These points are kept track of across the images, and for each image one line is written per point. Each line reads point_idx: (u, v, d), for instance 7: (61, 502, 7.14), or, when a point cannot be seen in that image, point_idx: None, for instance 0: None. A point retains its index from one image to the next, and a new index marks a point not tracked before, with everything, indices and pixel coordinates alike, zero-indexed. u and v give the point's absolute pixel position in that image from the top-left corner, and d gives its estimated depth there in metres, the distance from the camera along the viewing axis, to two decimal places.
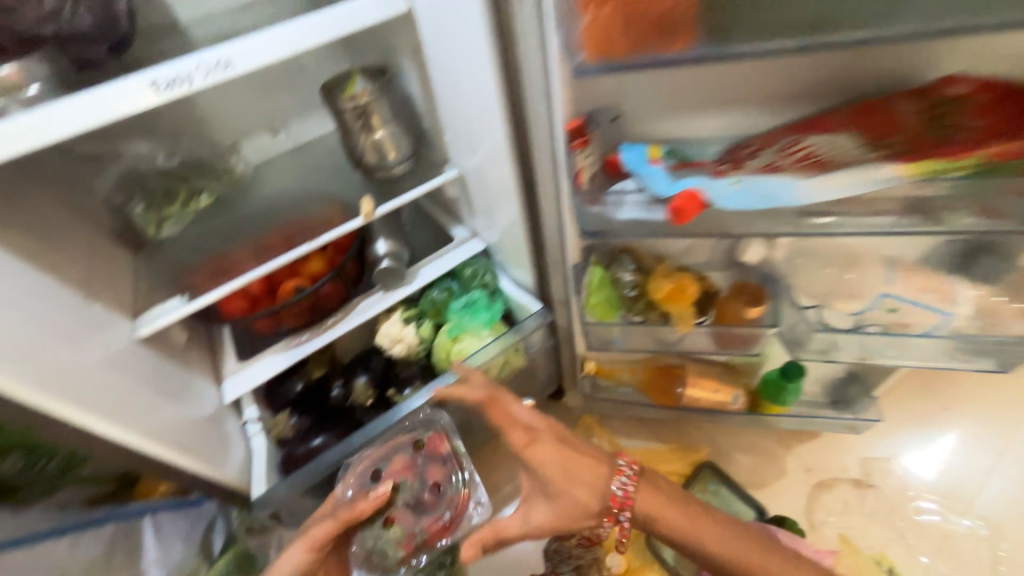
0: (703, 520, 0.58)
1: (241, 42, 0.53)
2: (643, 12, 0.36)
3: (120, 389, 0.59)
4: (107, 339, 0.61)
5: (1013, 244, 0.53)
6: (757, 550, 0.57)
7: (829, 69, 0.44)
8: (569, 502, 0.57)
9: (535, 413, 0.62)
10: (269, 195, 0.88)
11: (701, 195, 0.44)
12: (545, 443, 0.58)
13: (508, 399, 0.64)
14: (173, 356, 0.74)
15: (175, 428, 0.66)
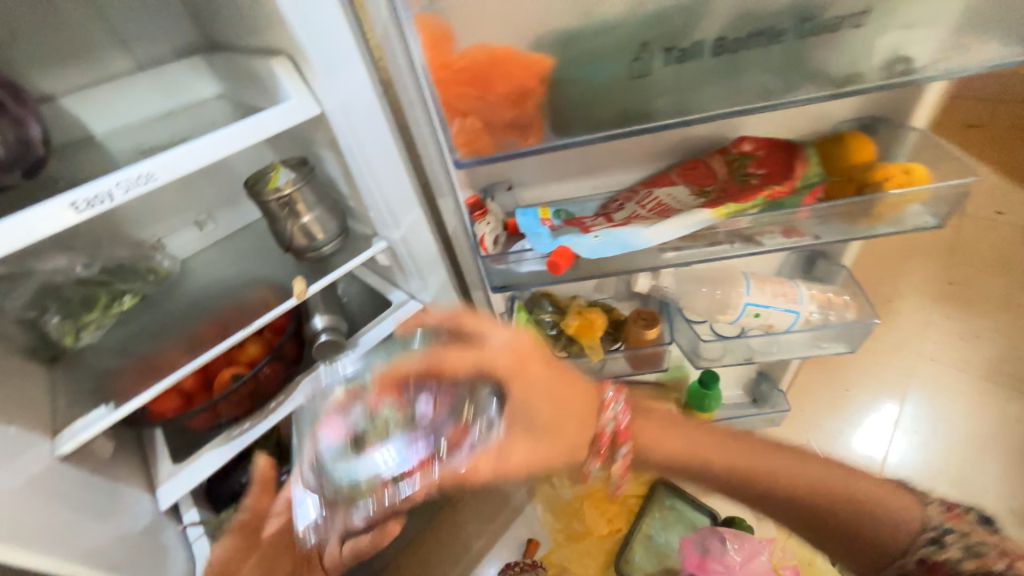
0: (701, 439, 0.60)
1: (161, 158, 0.58)
2: (497, 119, 0.44)
3: (42, 515, 0.55)
4: (24, 461, 0.58)
5: (837, 249, 0.69)
6: (756, 452, 0.59)
7: (665, 138, 0.56)
8: (558, 437, 0.53)
9: (518, 331, 0.53)
10: (200, 289, 0.90)
11: (572, 250, 0.53)
12: (536, 367, 0.52)
13: (482, 320, 0.55)
14: (100, 468, 0.70)
15: (105, 548, 0.62)
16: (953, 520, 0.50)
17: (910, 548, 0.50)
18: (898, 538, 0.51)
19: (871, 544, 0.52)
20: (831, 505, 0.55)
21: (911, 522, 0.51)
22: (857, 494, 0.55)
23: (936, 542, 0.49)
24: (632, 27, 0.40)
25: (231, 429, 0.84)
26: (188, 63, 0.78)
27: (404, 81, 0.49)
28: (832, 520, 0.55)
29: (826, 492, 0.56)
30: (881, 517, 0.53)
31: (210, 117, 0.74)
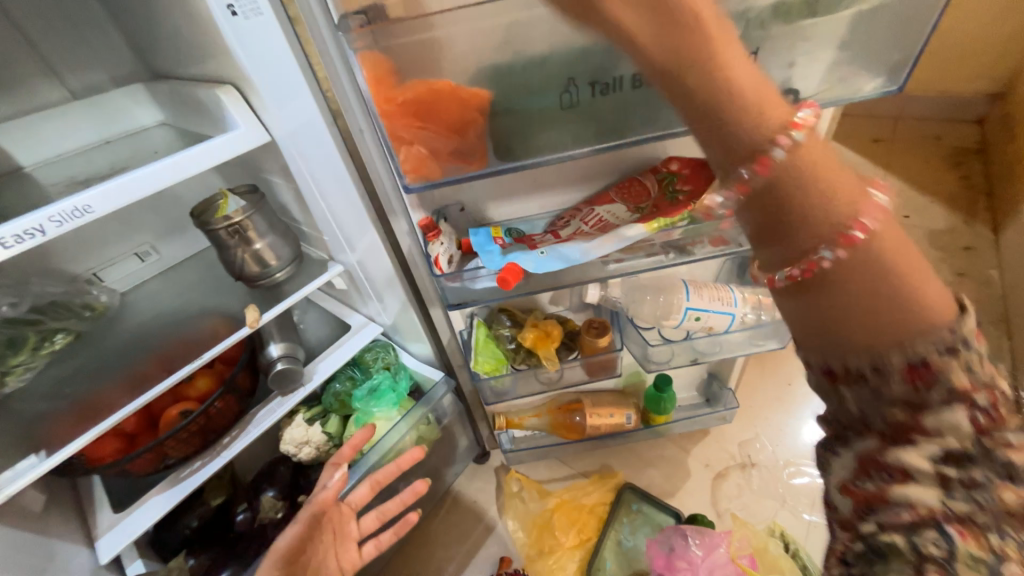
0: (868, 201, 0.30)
1: (99, 189, 0.56)
2: (441, 149, 0.46)
3: None
4: None
5: None
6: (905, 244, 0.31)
7: (603, 161, 0.60)
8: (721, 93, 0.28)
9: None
10: (144, 322, 0.86)
11: (519, 266, 0.56)
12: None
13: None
14: (29, 524, 0.64)
15: None
16: (976, 342, 0.30)
17: (923, 341, 0.29)
18: (921, 334, 0.29)
19: (914, 315, 0.29)
20: (846, 286, 0.30)
21: (942, 323, 0.29)
22: (916, 285, 0.30)
23: (952, 346, 0.29)
24: (560, 63, 0.43)
25: (181, 469, 0.81)
26: (126, 91, 0.77)
27: (352, 110, 0.51)
28: (874, 296, 0.30)
29: (885, 256, 0.29)
30: (928, 305, 0.29)
31: (152, 145, 0.73)
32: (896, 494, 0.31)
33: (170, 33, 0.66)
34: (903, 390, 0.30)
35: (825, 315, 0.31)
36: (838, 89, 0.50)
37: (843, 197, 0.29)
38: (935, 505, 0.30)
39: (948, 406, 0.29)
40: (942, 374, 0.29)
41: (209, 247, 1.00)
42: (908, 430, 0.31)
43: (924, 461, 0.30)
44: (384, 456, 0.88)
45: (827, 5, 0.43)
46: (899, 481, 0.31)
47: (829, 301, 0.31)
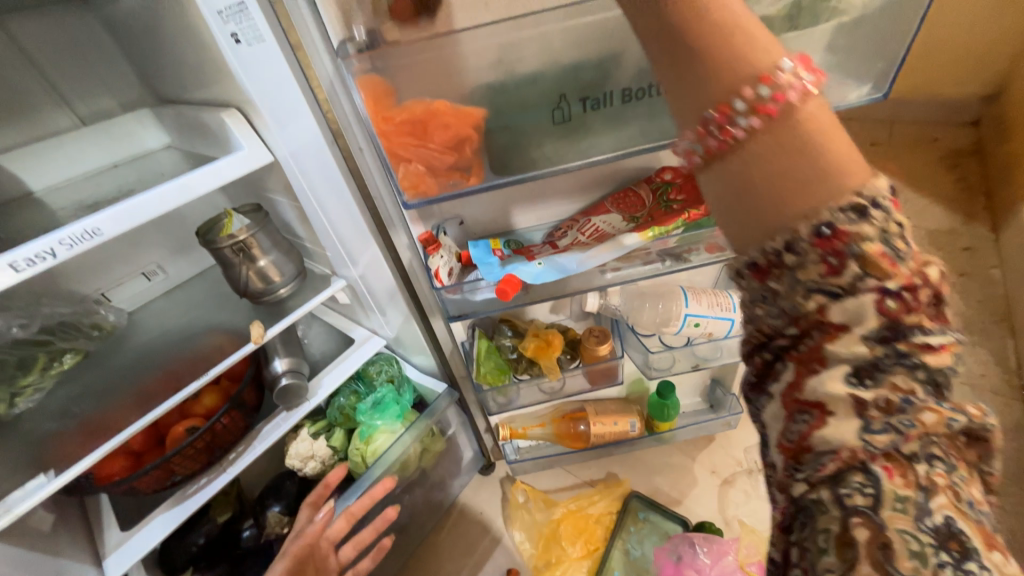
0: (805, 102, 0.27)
1: (108, 212, 0.58)
2: (440, 166, 0.48)
3: None
4: None
5: None
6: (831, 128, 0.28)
7: (599, 173, 0.62)
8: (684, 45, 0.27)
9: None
10: (151, 340, 0.88)
11: (517, 277, 0.57)
12: None
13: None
14: (37, 544, 0.65)
15: None
16: (894, 213, 0.27)
17: (833, 202, 0.26)
18: (824, 198, 0.26)
19: (824, 173, 0.26)
20: (750, 147, 0.28)
21: (854, 184, 0.26)
22: (828, 147, 0.27)
23: (865, 207, 0.26)
24: (551, 81, 0.45)
25: (188, 486, 0.81)
26: (134, 116, 0.79)
27: (353, 131, 0.53)
28: (784, 153, 0.27)
29: (793, 119, 0.27)
30: (839, 161, 0.27)
31: (158, 168, 0.75)
32: (819, 439, 0.29)
33: (176, 60, 0.68)
34: (818, 276, 0.27)
35: (736, 184, 0.29)
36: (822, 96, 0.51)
37: (757, 62, 0.27)
38: (854, 444, 0.28)
39: (857, 307, 0.27)
40: (851, 242, 0.26)
41: (213, 265, 1.02)
42: (819, 355, 0.29)
43: (840, 386, 0.28)
44: (388, 469, 0.89)
45: (807, 17, 0.44)
46: (819, 425, 0.29)
47: (738, 174, 0.28)
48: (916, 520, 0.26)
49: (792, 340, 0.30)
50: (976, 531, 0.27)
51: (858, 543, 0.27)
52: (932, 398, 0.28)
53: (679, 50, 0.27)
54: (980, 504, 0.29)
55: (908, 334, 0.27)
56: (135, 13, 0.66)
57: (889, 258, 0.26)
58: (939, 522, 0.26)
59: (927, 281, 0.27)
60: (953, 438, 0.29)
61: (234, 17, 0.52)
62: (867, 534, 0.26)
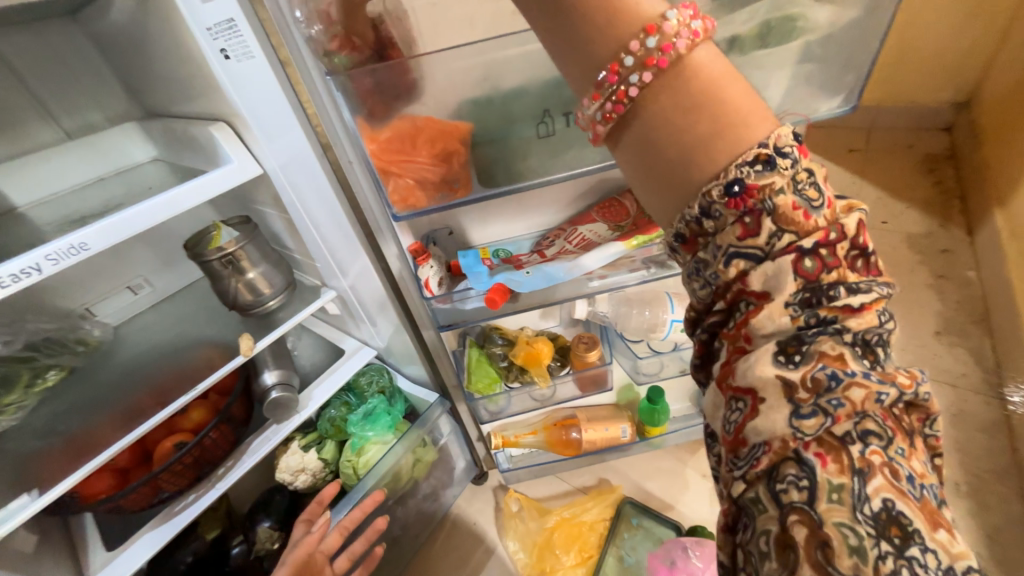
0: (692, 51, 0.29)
1: (95, 227, 0.58)
2: (429, 179, 0.49)
3: None
4: None
5: None
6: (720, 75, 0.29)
7: (584, 184, 0.63)
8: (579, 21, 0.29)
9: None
10: (137, 355, 0.87)
11: (505, 286, 0.58)
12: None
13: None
14: (19, 567, 0.63)
15: None
16: (803, 161, 0.29)
17: (737, 158, 0.28)
18: (726, 154, 0.28)
19: (724, 131, 0.28)
20: (656, 115, 0.30)
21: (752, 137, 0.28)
22: (724, 101, 0.28)
23: (768, 161, 0.28)
24: (534, 96, 0.46)
25: (175, 503, 0.80)
26: (121, 130, 0.79)
27: (342, 144, 0.54)
28: (684, 115, 0.29)
29: (688, 81, 0.29)
30: (735, 114, 0.28)
31: (146, 182, 0.75)
32: (752, 430, 0.28)
33: (164, 75, 0.69)
34: (735, 238, 0.29)
35: (647, 154, 0.31)
36: (795, 108, 0.53)
37: (642, 28, 0.29)
38: (784, 433, 0.27)
39: (776, 275, 0.28)
40: (762, 198, 0.28)
41: (201, 277, 1.01)
42: (747, 330, 0.30)
43: (769, 368, 0.28)
44: (379, 481, 0.88)
45: (778, 34, 0.46)
46: (751, 415, 0.28)
47: (646, 145, 0.31)
48: (852, 510, 0.25)
49: (724, 311, 0.31)
50: (917, 512, 0.26)
51: (798, 543, 0.26)
52: (860, 372, 0.27)
53: (574, 33, 0.29)
54: (923, 478, 0.28)
55: (826, 300, 0.28)
56: (123, 30, 0.66)
57: (800, 209, 0.28)
58: (877, 509, 0.26)
59: (841, 235, 0.29)
60: (889, 411, 0.28)
61: (223, 34, 0.53)
62: (806, 532, 0.26)
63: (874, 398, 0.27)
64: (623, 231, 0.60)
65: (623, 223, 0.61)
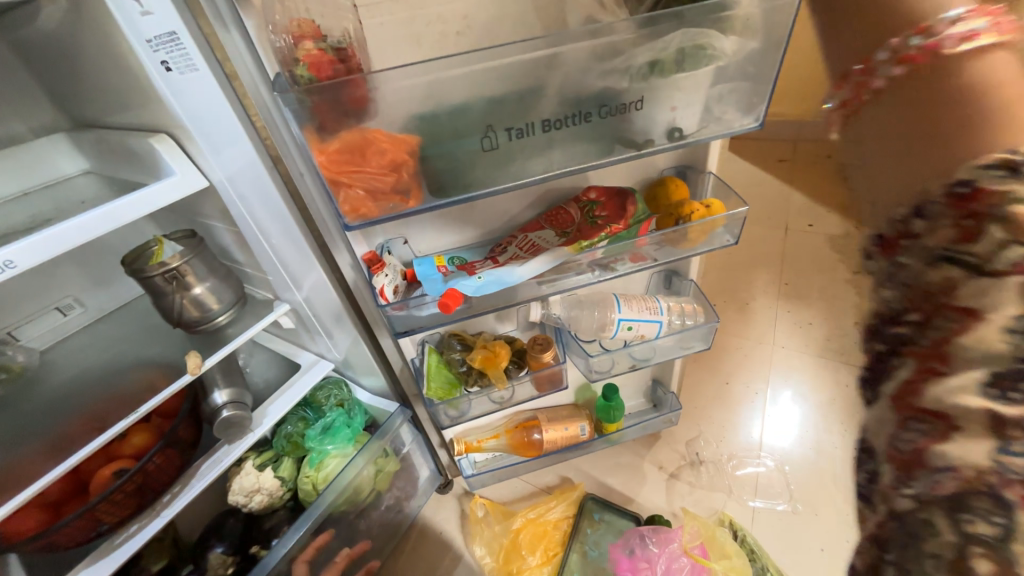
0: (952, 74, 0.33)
1: (23, 243, 0.55)
2: (380, 191, 0.51)
3: None
4: None
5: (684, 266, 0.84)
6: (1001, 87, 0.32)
7: (532, 195, 0.67)
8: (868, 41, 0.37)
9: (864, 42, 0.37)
10: (68, 380, 0.81)
11: (458, 291, 0.60)
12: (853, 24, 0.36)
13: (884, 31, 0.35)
14: None
15: None
16: None
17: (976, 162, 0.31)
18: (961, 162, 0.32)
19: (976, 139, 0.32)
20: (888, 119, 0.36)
21: (999, 145, 0.30)
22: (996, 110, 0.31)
23: (1014, 168, 0.29)
24: (478, 113, 0.49)
25: (116, 535, 0.75)
26: (47, 140, 0.75)
27: (291, 156, 0.54)
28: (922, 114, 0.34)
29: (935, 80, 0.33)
30: (997, 119, 0.31)
31: (77, 195, 0.71)
32: (937, 454, 0.31)
33: (98, 85, 0.66)
34: (951, 240, 0.31)
35: (870, 147, 0.37)
36: (715, 123, 0.56)
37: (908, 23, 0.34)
38: (984, 465, 0.29)
39: (989, 294, 0.30)
40: (994, 201, 0.29)
41: (140, 295, 0.96)
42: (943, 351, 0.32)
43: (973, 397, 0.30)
44: (339, 495, 0.86)
45: (691, 61, 0.50)
46: (938, 438, 0.31)
47: (888, 128, 0.36)
48: None
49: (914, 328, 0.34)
50: None
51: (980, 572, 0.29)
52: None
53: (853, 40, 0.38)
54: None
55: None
56: (51, 38, 0.64)
57: None
58: None
59: None
60: None
61: (163, 46, 0.52)
62: None
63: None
64: (568, 237, 0.64)
65: (568, 230, 0.65)
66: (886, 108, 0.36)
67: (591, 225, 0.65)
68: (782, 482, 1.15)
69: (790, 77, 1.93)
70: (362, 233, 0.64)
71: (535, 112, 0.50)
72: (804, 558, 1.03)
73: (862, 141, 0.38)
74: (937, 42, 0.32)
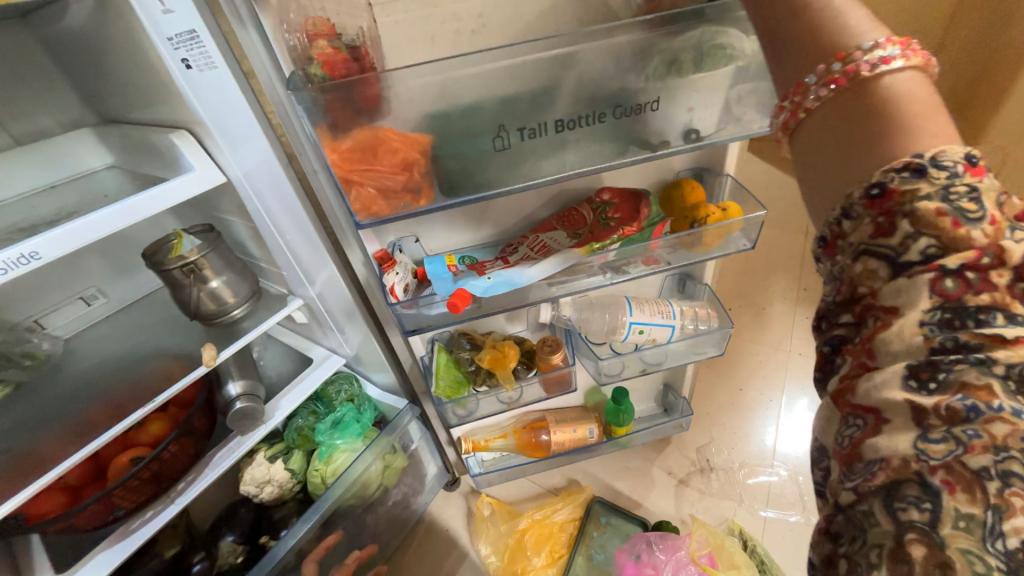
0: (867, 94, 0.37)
1: (48, 234, 0.56)
2: (391, 189, 0.51)
3: None
4: None
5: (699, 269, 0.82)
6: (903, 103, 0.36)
7: (545, 195, 0.67)
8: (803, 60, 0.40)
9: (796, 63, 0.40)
10: (90, 368, 0.84)
11: (467, 292, 0.60)
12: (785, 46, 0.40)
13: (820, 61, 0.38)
14: None
15: None
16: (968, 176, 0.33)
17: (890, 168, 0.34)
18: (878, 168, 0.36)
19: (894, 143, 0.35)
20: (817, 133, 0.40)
21: (908, 150, 0.35)
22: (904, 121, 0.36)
23: (917, 171, 0.34)
24: (490, 112, 0.49)
25: (131, 520, 0.78)
26: (74, 135, 0.77)
27: (305, 153, 0.55)
28: (846, 126, 0.38)
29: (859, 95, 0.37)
30: (907, 128, 0.35)
31: (100, 188, 0.73)
32: (869, 445, 0.34)
33: (121, 82, 0.68)
34: (868, 236, 0.36)
35: (808, 158, 0.41)
36: (734, 125, 0.55)
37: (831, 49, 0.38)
38: (907, 452, 0.32)
39: (903, 293, 0.35)
40: (902, 201, 0.34)
41: (159, 287, 0.98)
42: (871, 349, 0.36)
43: (896, 391, 0.33)
44: (347, 489, 0.87)
45: (709, 61, 0.49)
46: (872, 431, 0.34)
47: (821, 140, 0.40)
48: (980, 541, 0.30)
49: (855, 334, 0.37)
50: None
51: (914, 558, 0.31)
52: (1007, 408, 0.30)
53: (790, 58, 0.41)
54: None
55: (969, 320, 0.33)
56: (79, 36, 0.66)
57: (946, 216, 0.33)
58: (1011, 547, 0.29)
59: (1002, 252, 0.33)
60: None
61: (184, 44, 0.53)
62: (924, 551, 0.31)
63: (1020, 436, 0.30)
64: (580, 239, 0.64)
65: (580, 232, 0.65)
66: (816, 126, 0.40)
67: (604, 226, 0.64)
68: (795, 493, 1.12)
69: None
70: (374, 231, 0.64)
71: (548, 112, 0.50)
72: None
73: (802, 152, 0.42)
74: (856, 66, 0.36)
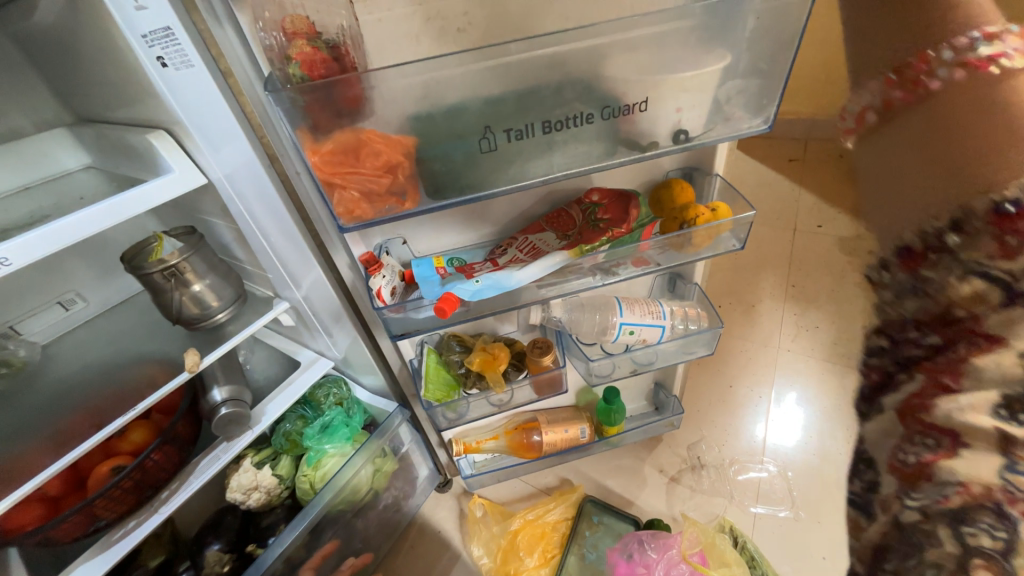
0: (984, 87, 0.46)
1: (19, 239, 0.54)
2: (374, 192, 0.50)
3: None
4: None
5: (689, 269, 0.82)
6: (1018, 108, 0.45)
7: (533, 197, 0.66)
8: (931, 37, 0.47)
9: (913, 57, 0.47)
10: (70, 374, 0.82)
11: (455, 295, 0.59)
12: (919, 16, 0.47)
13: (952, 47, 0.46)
14: None
15: None
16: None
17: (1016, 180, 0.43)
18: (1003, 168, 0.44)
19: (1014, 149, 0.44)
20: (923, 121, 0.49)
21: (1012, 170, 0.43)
22: None
23: None
24: (475, 113, 0.48)
25: (114, 531, 0.76)
26: (49, 134, 0.75)
27: (288, 155, 0.53)
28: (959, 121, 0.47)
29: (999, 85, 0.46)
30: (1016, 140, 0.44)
31: (76, 190, 0.71)
32: (946, 470, 0.50)
33: (96, 80, 0.66)
34: (988, 254, 0.45)
35: (905, 150, 0.50)
36: (721, 125, 0.55)
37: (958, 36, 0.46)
38: (990, 482, 0.46)
39: (1011, 327, 0.46)
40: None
41: (143, 290, 0.96)
42: (954, 370, 0.51)
43: (986, 421, 0.47)
44: (337, 495, 0.86)
45: (696, 62, 0.48)
46: (942, 456, 0.51)
47: (922, 130, 0.49)
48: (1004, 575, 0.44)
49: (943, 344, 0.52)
50: None
51: None
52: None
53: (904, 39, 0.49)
54: None
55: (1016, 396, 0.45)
56: (50, 32, 0.63)
57: None
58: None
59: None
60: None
61: (159, 41, 0.51)
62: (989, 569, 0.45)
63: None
64: (569, 241, 0.63)
65: (570, 234, 0.64)
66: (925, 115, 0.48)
67: (595, 228, 0.64)
68: (784, 488, 1.14)
69: (801, 76, 1.89)
70: (360, 233, 0.62)
71: (535, 112, 0.49)
72: (806, 566, 1.02)
73: (890, 145, 0.51)
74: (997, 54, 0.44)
